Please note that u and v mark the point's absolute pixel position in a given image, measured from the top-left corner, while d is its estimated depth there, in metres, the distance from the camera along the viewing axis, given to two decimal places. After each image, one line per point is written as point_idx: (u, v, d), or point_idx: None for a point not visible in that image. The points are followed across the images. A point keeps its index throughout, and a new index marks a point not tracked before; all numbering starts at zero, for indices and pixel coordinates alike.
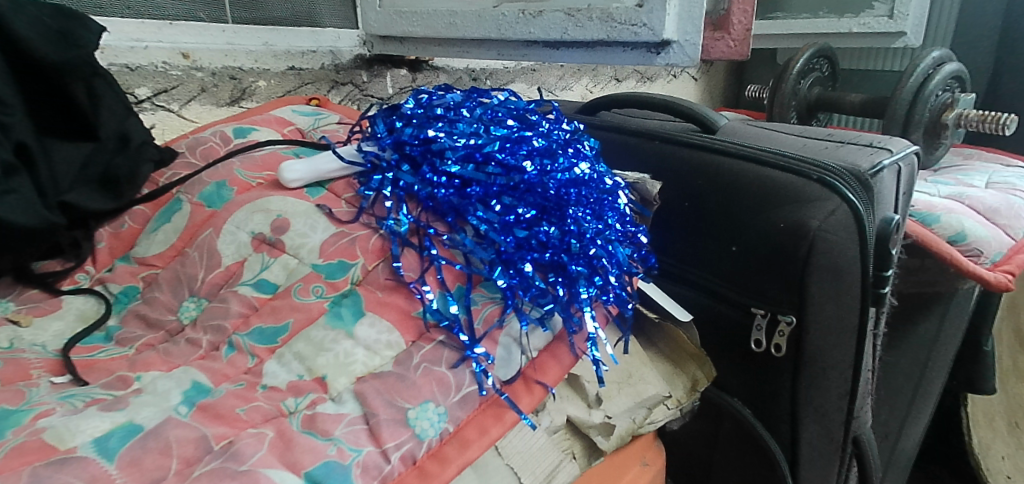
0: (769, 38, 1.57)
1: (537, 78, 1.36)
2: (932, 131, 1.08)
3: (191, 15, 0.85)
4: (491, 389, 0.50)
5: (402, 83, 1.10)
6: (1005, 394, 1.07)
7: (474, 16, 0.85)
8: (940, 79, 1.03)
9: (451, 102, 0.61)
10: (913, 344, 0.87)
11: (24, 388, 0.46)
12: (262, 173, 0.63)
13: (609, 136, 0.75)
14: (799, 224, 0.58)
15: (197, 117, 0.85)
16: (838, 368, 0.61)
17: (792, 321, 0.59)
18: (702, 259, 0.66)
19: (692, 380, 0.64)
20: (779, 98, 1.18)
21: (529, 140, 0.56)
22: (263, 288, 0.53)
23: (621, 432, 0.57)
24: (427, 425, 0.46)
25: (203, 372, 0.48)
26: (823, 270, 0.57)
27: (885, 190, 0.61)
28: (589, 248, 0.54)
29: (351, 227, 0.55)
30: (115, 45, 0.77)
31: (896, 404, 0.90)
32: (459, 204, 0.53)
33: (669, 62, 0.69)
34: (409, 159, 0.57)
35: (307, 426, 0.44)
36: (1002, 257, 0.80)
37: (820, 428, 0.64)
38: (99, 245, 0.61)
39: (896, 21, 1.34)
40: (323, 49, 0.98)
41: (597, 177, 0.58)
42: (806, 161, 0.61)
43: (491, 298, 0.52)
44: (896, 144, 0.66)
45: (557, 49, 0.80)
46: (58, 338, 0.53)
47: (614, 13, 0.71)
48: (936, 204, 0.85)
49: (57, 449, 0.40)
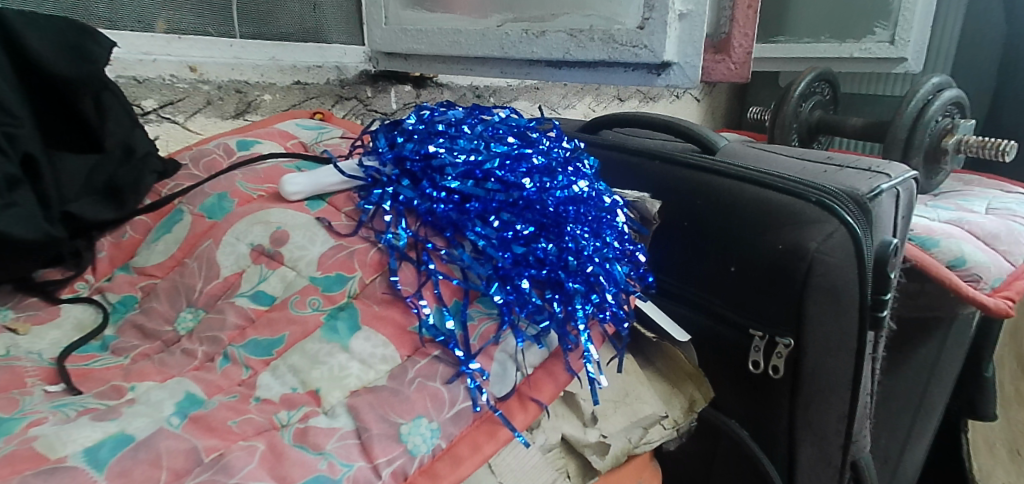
0: (770, 62, 1.58)
1: (540, 97, 1.37)
2: (932, 157, 1.08)
3: (199, 29, 0.86)
4: (485, 406, 0.49)
5: (406, 99, 1.11)
6: (1007, 421, 1.06)
7: (478, 34, 0.86)
8: (941, 104, 1.04)
9: (453, 118, 0.62)
10: (913, 369, 0.86)
11: (18, 397, 0.46)
12: (263, 186, 0.63)
13: (609, 155, 0.75)
14: (797, 245, 0.58)
15: (202, 129, 0.86)
16: (835, 391, 0.61)
17: (790, 343, 0.59)
18: (700, 279, 0.66)
19: (689, 400, 0.63)
20: (780, 120, 1.18)
21: (528, 158, 0.57)
22: (260, 300, 0.53)
23: (616, 452, 0.57)
24: (419, 440, 0.46)
25: (197, 384, 0.48)
26: (821, 292, 0.57)
27: (883, 214, 0.61)
28: (586, 266, 0.54)
29: (350, 241, 0.55)
30: (125, 58, 0.78)
31: (896, 428, 0.89)
32: (458, 219, 0.54)
33: (670, 84, 0.69)
34: (409, 175, 0.58)
35: (299, 440, 0.44)
36: (1002, 282, 0.80)
37: (818, 452, 0.63)
38: (99, 255, 0.61)
39: (897, 47, 1.36)
40: (328, 65, 0.99)
41: (595, 195, 0.58)
42: (806, 184, 0.61)
43: (488, 314, 0.52)
44: (895, 169, 0.66)
45: (559, 68, 0.80)
46: (55, 346, 0.53)
47: (615, 34, 0.71)
48: (936, 229, 0.85)
49: (47, 458, 0.40)
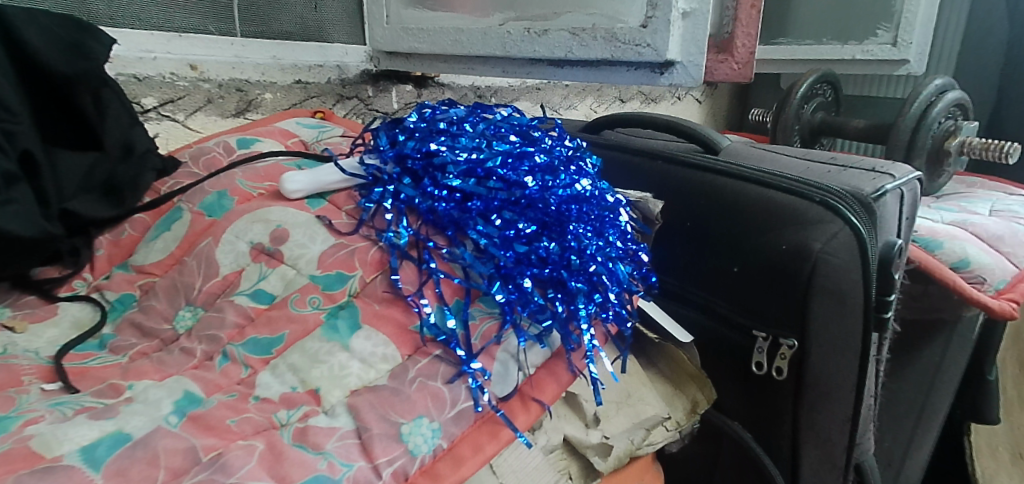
0: (771, 63, 1.58)
1: (541, 97, 1.37)
2: (934, 159, 1.08)
3: (200, 27, 0.85)
4: (487, 406, 0.49)
5: (407, 98, 1.11)
6: (1010, 425, 1.05)
7: (479, 33, 0.85)
8: (942, 107, 1.04)
9: (455, 117, 0.61)
10: (916, 372, 0.86)
11: (15, 395, 0.45)
12: (263, 184, 0.63)
13: (611, 155, 0.75)
14: (801, 246, 0.57)
15: (202, 128, 0.86)
16: (840, 393, 0.60)
17: (794, 344, 0.59)
18: (702, 279, 0.65)
19: (692, 402, 0.63)
20: (782, 122, 1.18)
21: (531, 156, 0.56)
22: (260, 298, 0.53)
23: (619, 453, 0.57)
24: (420, 440, 0.45)
25: (195, 382, 0.47)
26: (825, 293, 0.57)
27: (887, 214, 0.60)
28: (589, 265, 0.53)
29: (351, 239, 0.55)
30: (125, 56, 0.77)
31: (899, 431, 0.88)
32: (460, 218, 0.53)
33: (672, 83, 0.69)
34: (411, 173, 0.57)
35: (298, 439, 0.44)
36: (1006, 285, 0.79)
37: (822, 454, 0.63)
38: (98, 253, 0.60)
39: (899, 49, 1.36)
40: (329, 64, 0.99)
41: (598, 194, 0.57)
42: (810, 184, 0.60)
43: (490, 313, 0.52)
44: (899, 169, 0.65)
45: (561, 67, 0.80)
46: (52, 344, 0.52)
47: (618, 33, 0.71)
48: (940, 230, 0.85)
49: (44, 457, 0.39)
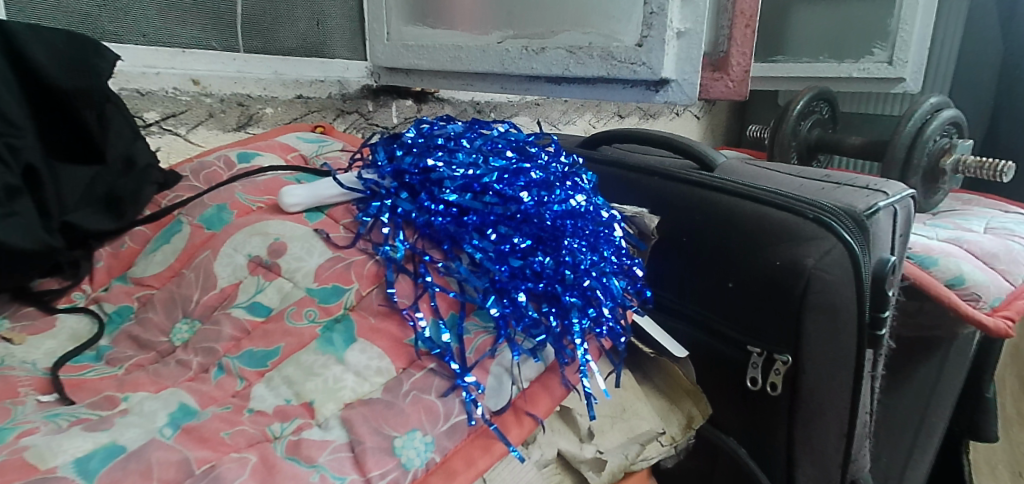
0: (769, 81, 1.57)
1: (540, 112, 1.38)
2: (931, 176, 1.08)
3: (203, 43, 0.86)
4: (480, 419, 0.49)
5: (407, 113, 1.13)
6: (1009, 443, 1.05)
7: (478, 51, 0.87)
8: (938, 124, 1.05)
9: (452, 133, 0.62)
10: (913, 389, 0.86)
11: (11, 407, 0.46)
12: (262, 197, 0.63)
13: (608, 170, 0.75)
14: (795, 262, 0.58)
15: (203, 141, 0.86)
16: (835, 409, 0.61)
17: (788, 359, 0.59)
18: (696, 294, 0.66)
19: (687, 417, 0.63)
20: (779, 138, 1.18)
21: (527, 172, 0.57)
22: (256, 311, 0.53)
23: (613, 468, 0.57)
24: (413, 454, 0.46)
25: (191, 394, 0.47)
26: (818, 309, 0.57)
27: (881, 232, 0.61)
28: (584, 279, 0.54)
29: (348, 252, 0.55)
30: (128, 71, 0.78)
31: (897, 449, 0.88)
32: (456, 232, 0.53)
33: (668, 100, 0.69)
34: (408, 188, 0.57)
35: (292, 452, 0.44)
36: (1001, 301, 0.80)
37: (817, 470, 0.63)
38: (98, 265, 0.61)
39: (895, 67, 1.37)
40: (331, 79, 1.00)
41: (593, 210, 0.58)
42: (805, 201, 0.61)
43: (484, 327, 0.52)
44: (893, 187, 0.66)
45: (559, 84, 0.81)
46: (49, 356, 0.53)
47: (614, 51, 0.72)
48: (935, 247, 0.85)
49: (38, 468, 0.39)
